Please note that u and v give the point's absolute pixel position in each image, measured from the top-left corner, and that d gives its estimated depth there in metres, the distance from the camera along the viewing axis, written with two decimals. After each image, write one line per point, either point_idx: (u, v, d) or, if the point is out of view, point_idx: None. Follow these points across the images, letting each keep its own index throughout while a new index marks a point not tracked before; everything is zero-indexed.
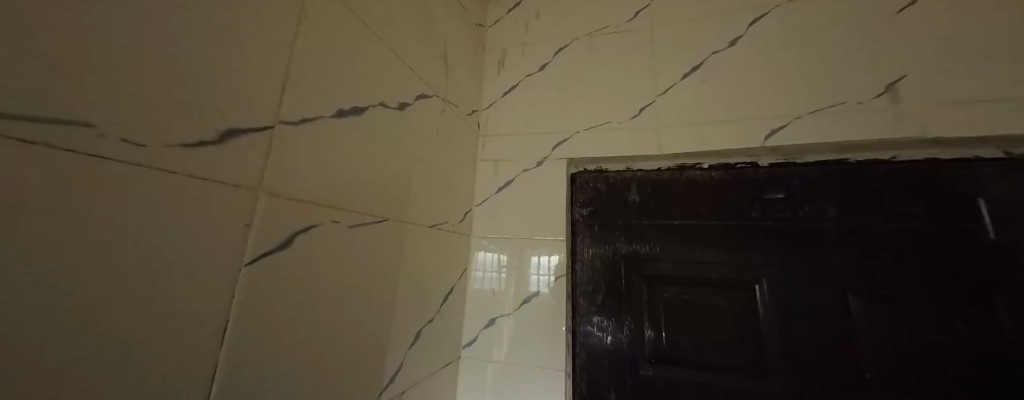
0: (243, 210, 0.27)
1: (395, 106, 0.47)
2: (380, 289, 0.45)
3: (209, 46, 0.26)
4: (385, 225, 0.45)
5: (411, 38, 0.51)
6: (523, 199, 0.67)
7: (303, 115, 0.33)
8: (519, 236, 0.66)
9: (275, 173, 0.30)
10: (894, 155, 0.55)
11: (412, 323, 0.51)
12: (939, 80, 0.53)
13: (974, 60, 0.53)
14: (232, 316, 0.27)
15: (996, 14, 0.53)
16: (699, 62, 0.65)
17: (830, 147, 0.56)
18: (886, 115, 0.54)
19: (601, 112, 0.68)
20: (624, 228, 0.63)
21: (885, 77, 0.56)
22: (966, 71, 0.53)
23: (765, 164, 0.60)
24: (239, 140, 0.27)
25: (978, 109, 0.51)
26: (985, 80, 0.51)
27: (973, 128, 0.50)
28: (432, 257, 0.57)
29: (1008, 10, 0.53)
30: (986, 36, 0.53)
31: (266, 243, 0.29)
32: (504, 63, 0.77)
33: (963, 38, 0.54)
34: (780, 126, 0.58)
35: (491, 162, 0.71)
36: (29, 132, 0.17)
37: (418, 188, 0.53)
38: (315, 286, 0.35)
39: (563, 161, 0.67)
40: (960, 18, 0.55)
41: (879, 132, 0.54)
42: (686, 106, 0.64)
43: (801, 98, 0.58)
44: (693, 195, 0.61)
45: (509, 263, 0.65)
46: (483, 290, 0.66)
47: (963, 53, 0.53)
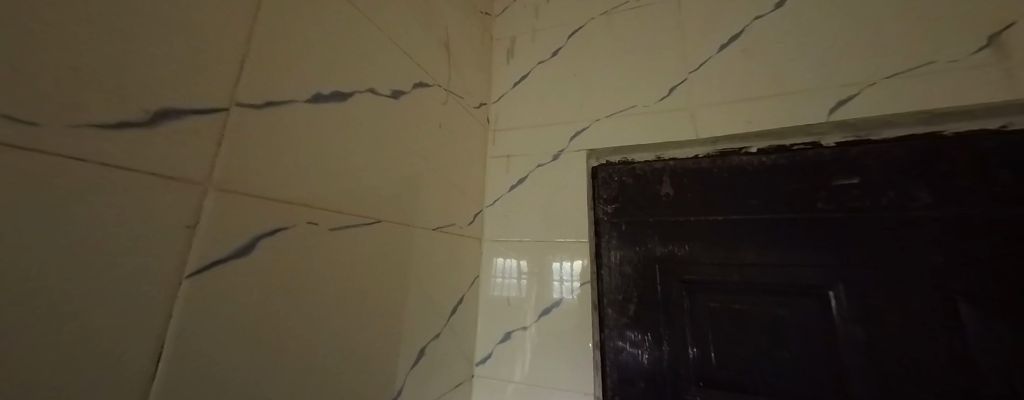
0: (185, 208, 0.22)
1: (389, 94, 0.42)
2: (380, 301, 0.40)
3: (147, 12, 0.21)
4: (383, 226, 0.40)
5: (408, 21, 0.46)
6: (540, 197, 0.60)
7: (268, 97, 0.28)
8: (536, 238, 0.59)
9: (232, 165, 0.25)
10: (1005, 124, 0.44)
11: (419, 339, 0.46)
12: None
13: None
14: (169, 341, 0.21)
15: None
16: (738, 31, 0.57)
17: (916, 117, 0.46)
18: (992, 73, 0.43)
19: (624, 97, 0.61)
20: (657, 226, 0.55)
21: (984, 29, 0.45)
22: None
23: (830, 144, 0.50)
24: (179, 123, 0.22)
25: None
26: None
27: None
28: (440, 263, 0.51)
29: None
30: None
31: (218, 250, 0.24)
32: (514, 51, 0.71)
33: None
34: (848, 97, 0.48)
35: (503, 159, 0.65)
36: None
37: (422, 187, 0.48)
38: (295, 299, 0.30)
39: (582, 153, 0.60)
40: None
41: (982, 94, 0.43)
42: (725, 82, 0.55)
43: (873, 63, 0.49)
44: (739, 185, 0.52)
45: (529, 269, 0.58)
46: (498, 299, 0.59)
47: None
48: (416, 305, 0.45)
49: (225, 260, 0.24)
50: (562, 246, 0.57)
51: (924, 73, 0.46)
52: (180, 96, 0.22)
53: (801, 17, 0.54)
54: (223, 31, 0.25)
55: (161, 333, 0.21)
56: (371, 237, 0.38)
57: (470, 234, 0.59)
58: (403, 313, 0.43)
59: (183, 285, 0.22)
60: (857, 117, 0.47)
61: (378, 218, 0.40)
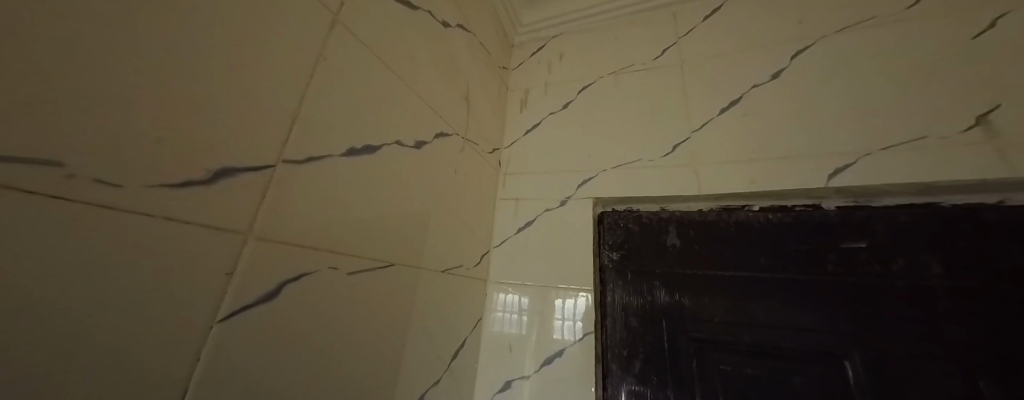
0: (226, 257, 0.24)
1: (412, 145, 0.45)
2: (385, 345, 0.40)
3: (218, 86, 0.25)
4: (395, 269, 0.42)
5: (434, 79, 0.51)
6: (547, 241, 0.62)
7: (309, 154, 0.31)
8: (541, 283, 0.60)
9: (271, 215, 0.27)
10: (1001, 199, 0.46)
11: (420, 384, 0.45)
12: None
13: None
14: (193, 384, 0.22)
15: None
16: (738, 96, 0.61)
17: (913, 188, 0.48)
18: (982, 151, 0.46)
19: (630, 150, 0.64)
20: (663, 278, 0.55)
21: (971, 109, 0.49)
22: None
23: (831, 206, 0.52)
24: (233, 180, 0.25)
25: None
26: None
27: None
28: (444, 305, 0.52)
29: None
30: None
31: (248, 295, 0.26)
32: (527, 101, 0.76)
33: None
34: (846, 165, 0.51)
35: (512, 201, 0.67)
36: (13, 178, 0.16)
37: (434, 231, 0.50)
38: (310, 342, 0.31)
39: (589, 201, 0.62)
40: None
41: (974, 170, 0.46)
42: (727, 142, 0.59)
43: (867, 134, 0.52)
44: (746, 241, 0.53)
45: (532, 307, 0.59)
46: (500, 343, 0.59)
47: None
48: (418, 349, 0.46)
49: (253, 305, 0.26)
50: (567, 292, 0.58)
51: (916, 147, 0.49)
52: (236, 156, 0.25)
53: (797, 87, 0.58)
54: (278, 98, 0.29)
55: (188, 375, 0.22)
56: (383, 280, 0.40)
57: (476, 276, 0.60)
58: (406, 357, 0.43)
59: (214, 330, 0.24)
60: (855, 185, 0.50)
61: (391, 262, 0.41)
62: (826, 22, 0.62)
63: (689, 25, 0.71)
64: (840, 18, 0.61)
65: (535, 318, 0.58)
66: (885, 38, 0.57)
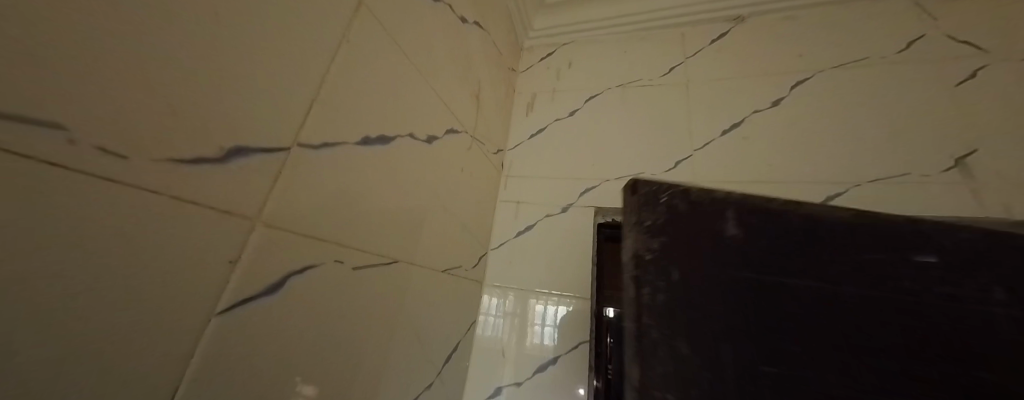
0: (232, 244, 0.22)
1: (423, 139, 0.44)
2: (381, 345, 0.38)
3: (239, 59, 0.23)
4: (398, 266, 0.40)
5: (449, 74, 0.50)
6: (544, 246, 0.61)
7: (324, 139, 0.29)
8: (535, 288, 0.59)
9: (281, 202, 0.25)
10: None
11: (412, 387, 0.43)
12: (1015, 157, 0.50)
13: None
14: (184, 383, 0.20)
15: None
16: (739, 120, 0.63)
17: None
18: (959, 191, 0.50)
19: (633, 162, 0.65)
20: (770, 336, 0.22)
21: (951, 151, 0.53)
22: None
23: None
24: (246, 160, 0.23)
25: None
26: None
27: None
28: (441, 306, 0.50)
29: None
30: None
31: (252, 286, 0.24)
32: (533, 105, 0.75)
33: None
34: (837, 193, 0.54)
35: (512, 204, 0.66)
36: (12, 139, 0.14)
37: (436, 229, 0.48)
38: (309, 338, 0.29)
39: (590, 209, 0.62)
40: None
41: (952, 208, 0.49)
42: (727, 162, 0.60)
43: (857, 166, 0.55)
44: (960, 274, 0.22)
45: (516, 310, 0.58)
46: (491, 348, 0.57)
47: None
48: (411, 352, 0.44)
49: (254, 298, 0.24)
50: (561, 300, 0.57)
51: (900, 183, 0.52)
52: (250, 135, 0.23)
53: (795, 116, 0.61)
54: (298, 79, 0.27)
55: (181, 373, 0.20)
56: (385, 277, 0.38)
57: (472, 277, 0.59)
58: (399, 359, 0.41)
59: (211, 323, 0.21)
60: None
61: (394, 258, 0.40)
62: (824, 58, 0.65)
63: (696, 46, 0.73)
64: (836, 55, 0.65)
65: (520, 324, 0.57)
66: (876, 78, 0.61)
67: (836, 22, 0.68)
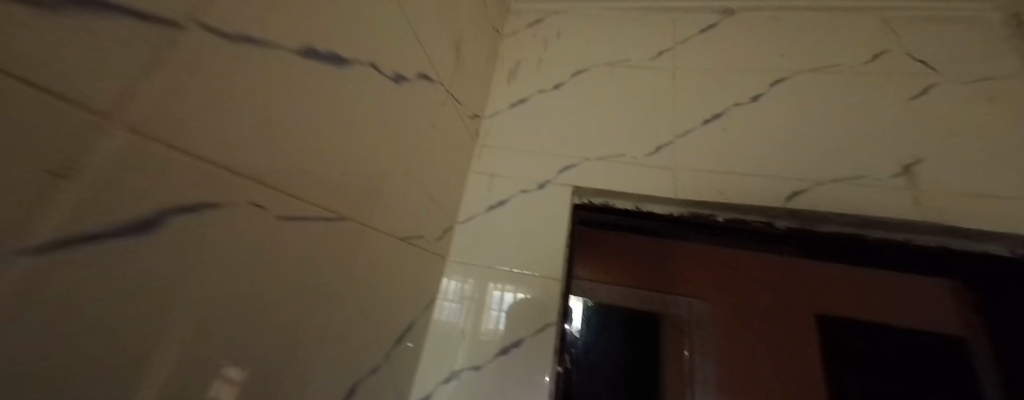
0: (58, 149, 0.13)
1: (389, 75, 0.36)
2: (314, 318, 0.31)
3: None
4: (344, 226, 0.33)
5: (429, 9, 0.42)
6: (517, 224, 0.56)
7: (239, 30, 0.21)
8: (505, 267, 0.54)
9: (160, 103, 0.17)
10: (909, 238, 0.57)
11: (356, 370, 0.37)
12: (950, 169, 0.56)
13: (976, 157, 0.56)
14: None
15: (989, 118, 0.58)
16: (721, 111, 0.63)
17: (847, 218, 0.55)
18: (903, 196, 0.55)
19: (617, 143, 0.62)
20: None
21: (901, 158, 0.57)
22: (973, 166, 0.55)
23: (782, 225, 0.59)
24: (93, 18, 0.14)
25: (981, 201, 0.53)
26: (983, 177, 0.55)
27: (981, 218, 0.53)
28: (395, 278, 0.43)
29: (996, 117, 0.58)
30: (990, 139, 0.57)
31: (104, 222, 0.15)
32: (516, 73, 0.69)
33: (964, 137, 0.57)
34: (802, 189, 0.56)
35: (486, 176, 0.60)
36: None
37: (395, 189, 0.41)
38: (201, 307, 0.21)
39: (568, 188, 0.58)
40: (962, 118, 0.58)
41: (895, 210, 0.54)
42: (708, 152, 0.60)
43: (821, 166, 0.58)
44: None
45: (473, 294, 0.53)
46: (450, 331, 0.51)
47: (965, 150, 0.56)
48: (355, 328, 0.37)
49: (107, 240, 0.15)
50: (532, 282, 0.52)
51: (857, 184, 0.56)
52: None
53: (773, 113, 0.62)
54: None
55: None
56: (327, 235, 0.31)
57: (436, 251, 0.52)
58: (338, 336, 0.34)
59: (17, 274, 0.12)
60: (807, 209, 0.55)
61: (343, 215, 0.32)
62: (805, 59, 0.66)
63: (687, 33, 0.71)
64: (815, 58, 0.66)
65: (482, 307, 0.52)
66: (847, 84, 0.63)
67: (818, 27, 0.69)
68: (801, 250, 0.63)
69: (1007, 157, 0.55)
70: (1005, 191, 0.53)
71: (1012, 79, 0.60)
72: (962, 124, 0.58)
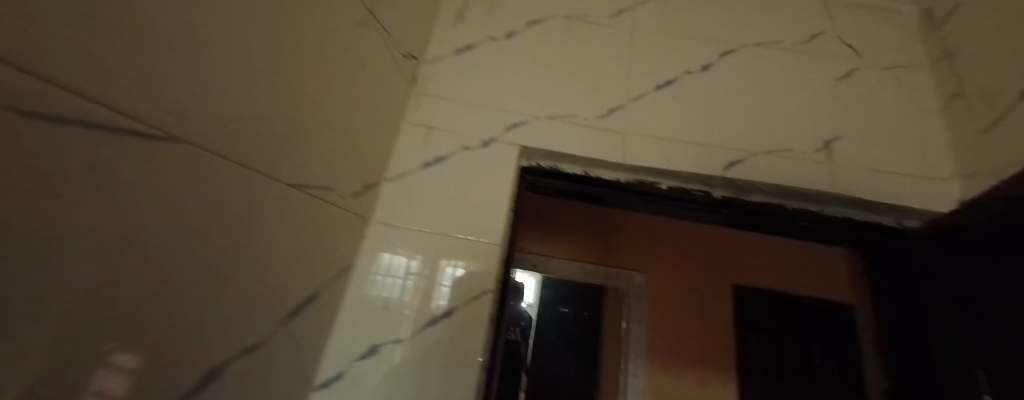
0: None
1: None
2: (123, 275, 0.21)
3: None
4: (180, 150, 0.24)
5: None
6: (456, 184, 0.50)
7: None
8: (442, 230, 0.47)
9: None
10: (821, 209, 0.61)
11: (217, 348, 0.28)
12: (862, 146, 0.60)
13: (884, 138, 0.61)
14: None
15: (896, 104, 0.63)
16: (673, 78, 0.62)
17: (774, 189, 0.58)
18: (822, 170, 0.58)
19: (568, 102, 0.57)
20: None
21: (824, 135, 0.61)
22: (880, 146, 0.61)
23: (718, 195, 0.60)
24: None
25: (881, 178, 0.59)
26: (887, 156, 0.60)
27: (880, 193, 0.58)
28: (287, 238, 0.35)
29: (900, 104, 0.64)
30: (894, 123, 0.62)
31: None
32: (463, 16, 0.61)
33: (876, 119, 0.62)
34: (738, 159, 0.58)
35: (423, 129, 0.52)
36: None
37: (275, 122, 0.33)
38: None
39: (514, 148, 0.53)
40: (875, 102, 0.63)
41: (815, 183, 0.58)
42: (657, 118, 0.59)
43: (758, 138, 0.59)
44: None
45: (424, 272, 0.45)
46: (368, 300, 0.43)
47: (876, 131, 0.62)
48: (209, 296, 0.28)
49: None
50: (473, 246, 0.47)
51: (787, 156, 0.59)
52: None
53: (720, 84, 0.62)
54: None
55: None
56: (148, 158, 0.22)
57: (355, 210, 0.44)
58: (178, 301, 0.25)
59: None
60: (741, 179, 0.57)
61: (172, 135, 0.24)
62: (753, 33, 0.67)
63: None
64: (761, 33, 0.67)
65: (412, 274, 0.45)
66: (786, 61, 0.65)
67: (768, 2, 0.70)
68: (731, 222, 0.66)
69: (905, 139, 0.61)
70: (900, 169, 0.60)
71: (914, 70, 0.67)
72: (874, 107, 0.63)
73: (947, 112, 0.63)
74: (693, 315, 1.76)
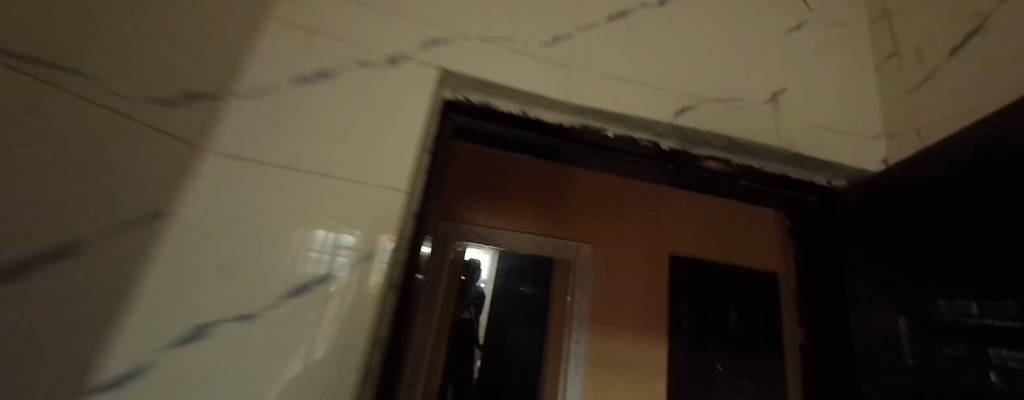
0: None
1: None
2: None
3: None
4: None
5: None
6: (347, 109, 0.37)
7: None
8: (321, 171, 0.34)
9: None
10: (762, 165, 0.59)
11: None
12: (805, 101, 0.58)
13: (825, 94, 0.60)
14: None
15: (838, 61, 0.62)
16: (625, 8, 0.53)
17: (722, 142, 0.54)
18: (769, 122, 0.55)
19: (502, 23, 0.47)
20: None
21: (772, 87, 0.57)
22: (822, 102, 0.59)
23: (666, 146, 0.54)
24: None
25: (820, 134, 0.58)
26: (827, 113, 0.59)
27: (819, 149, 0.57)
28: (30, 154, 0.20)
29: (841, 61, 0.62)
30: (835, 79, 0.61)
31: None
32: None
33: (819, 75, 0.60)
34: (690, 106, 0.52)
35: (300, 33, 0.38)
36: None
37: None
38: None
39: (431, 71, 0.42)
40: (819, 58, 0.62)
41: (762, 136, 0.54)
42: (606, 52, 0.50)
43: (709, 84, 0.54)
44: None
45: (360, 248, 0.33)
46: (198, 265, 0.29)
47: (819, 86, 0.60)
48: None
49: None
50: (366, 195, 0.35)
51: (737, 106, 0.54)
52: None
53: (673, 22, 0.55)
54: None
55: None
56: None
57: (178, 133, 0.30)
58: None
59: None
60: (691, 127, 0.51)
61: None
62: None
63: None
64: None
65: (273, 231, 0.31)
66: (740, 6, 0.60)
67: None
68: (675, 181, 0.61)
69: (844, 95, 0.61)
70: (837, 126, 0.59)
71: (855, 28, 0.66)
72: (819, 61, 0.61)
73: (881, 71, 0.63)
74: (633, 284, 1.82)
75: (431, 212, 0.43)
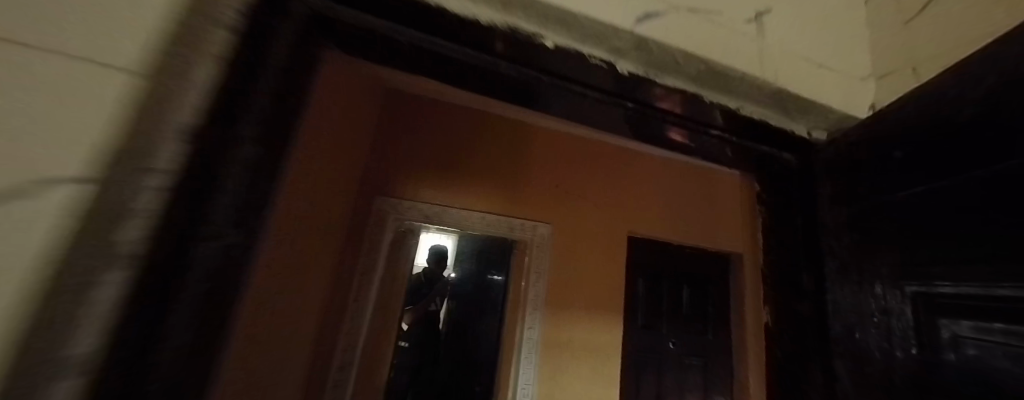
0: None
1: None
2: None
3: None
4: None
5: None
6: None
7: None
8: None
9: None
10: (739, 108, 0.47)
11: None
12: (791, 29, 0.47)
13: (811, 23, 0.49)
14: None
15: None
16: None
17: (696, 69, 0.41)
18: (752, 48, 0.43)
19: None
20: None
21: (754, 6, 0.45)
22: (808, 32, 0.48)
23: (624, 71, 0.40)
24: None
25: (806, 69, 0.47)
26: (813, 46, 0.48)
27: (804, 87, 0.46)
28: None
29: None
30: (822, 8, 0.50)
31: None
32: None
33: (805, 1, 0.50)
34: (657, 12, 0.38)
35: None
36: None
37: None
38: None
39: None
40: None
41: (743, 63, 0.42)
42: None
43: None
44: None
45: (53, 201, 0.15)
46: None
47: (804, 13, 0.49)
48: None
49: None
50: (47, 70, 0.17)
51: (714, 22, 0.41)
52: None
53: None
54: None
55: None
56: None
57: None
58: None
59: None
60: (658, 40, 0.38)
61: None
62: None
63: None
64: None
65: None
66: None
67: None
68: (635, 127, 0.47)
69: (831, 28, 0.50)
70: (824, 62, 0.48)
71: None
72: None
73: (870, 6, 0.54)
74: (591, 265, 1.73)
75: (240, 139, 0.26)
